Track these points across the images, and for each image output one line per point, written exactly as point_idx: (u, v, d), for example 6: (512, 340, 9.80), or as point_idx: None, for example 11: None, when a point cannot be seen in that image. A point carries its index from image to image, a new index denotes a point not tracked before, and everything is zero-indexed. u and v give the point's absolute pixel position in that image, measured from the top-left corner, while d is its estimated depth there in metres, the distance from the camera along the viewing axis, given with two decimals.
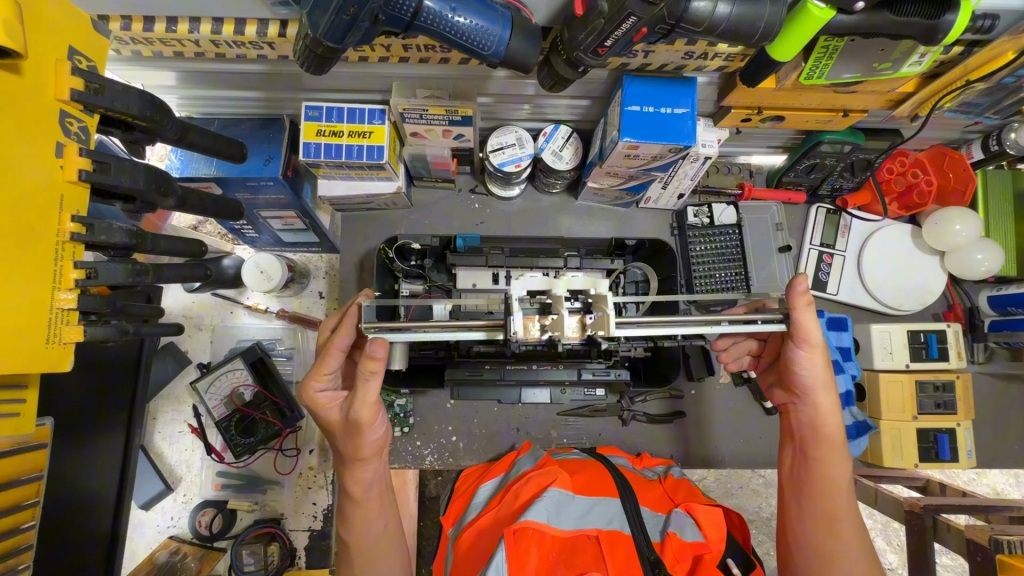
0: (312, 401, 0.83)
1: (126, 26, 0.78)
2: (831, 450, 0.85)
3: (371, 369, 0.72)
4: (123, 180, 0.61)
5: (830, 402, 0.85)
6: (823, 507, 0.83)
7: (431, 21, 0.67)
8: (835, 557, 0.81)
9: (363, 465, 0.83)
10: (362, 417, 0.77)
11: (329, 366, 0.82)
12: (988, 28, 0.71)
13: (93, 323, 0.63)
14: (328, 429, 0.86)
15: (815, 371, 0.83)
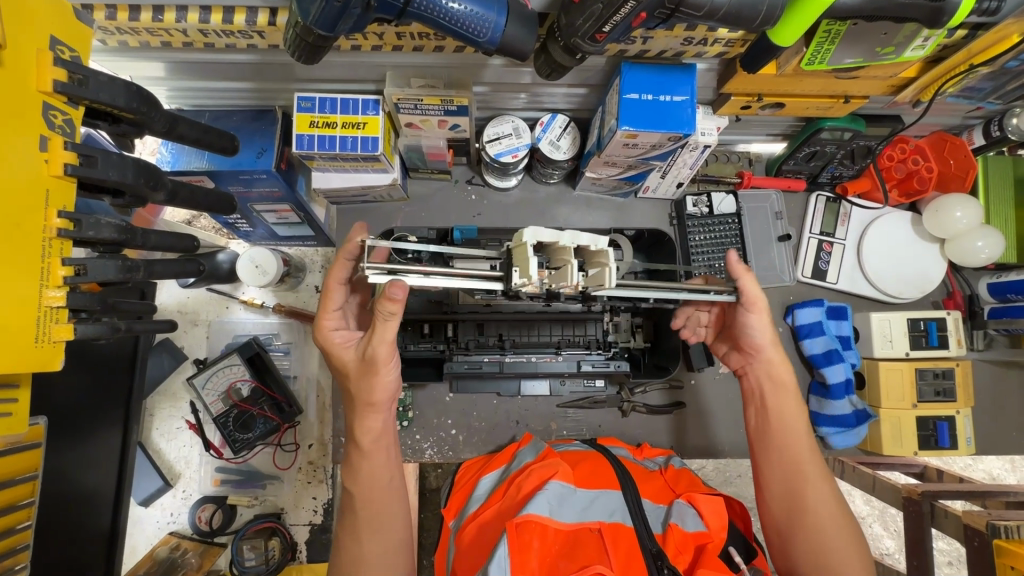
0: (327, 341, 0.87)
1: (111, 15, 0.76)
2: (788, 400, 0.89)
3: (386, 311, 0.72)
4: (110, 173, 0.59)
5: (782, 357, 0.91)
6: (791, 458, 0.85)
7: (425, 8, 0.66)
8: (807, 508, 0.81)
9: (374, 413, 0.83)
10: (382, 358, 0.78)
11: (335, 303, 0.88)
12: (995, 10, 0.69)
13: (84, 322, 0.61)
14: (342, 373, 0.86)
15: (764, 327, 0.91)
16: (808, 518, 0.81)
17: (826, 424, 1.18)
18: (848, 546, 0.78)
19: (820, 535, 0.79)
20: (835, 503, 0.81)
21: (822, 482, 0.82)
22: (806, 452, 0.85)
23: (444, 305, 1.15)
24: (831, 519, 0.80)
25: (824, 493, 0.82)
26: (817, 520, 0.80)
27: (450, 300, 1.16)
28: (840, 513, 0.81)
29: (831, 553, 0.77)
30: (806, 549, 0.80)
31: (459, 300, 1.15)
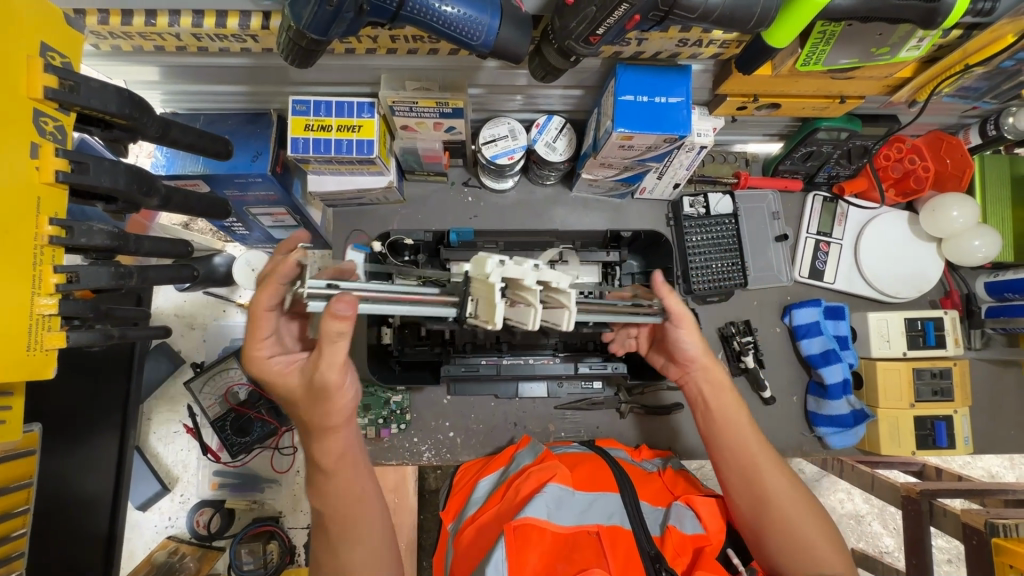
0: (264, 370, 0.76)
1: (104, 20, 0.75)
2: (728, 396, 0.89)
3: (332, 331, 0.61)
4: (102, 179, 0.58)
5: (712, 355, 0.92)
6: (745, 453, 0.84)
7: (418, 12, 0.65)
8: (769, 500, 0.80)
9: (333, 435, 0.74)
10: (335, 379, 0.69)
11: (264, 331, 0.74)
12: (989, 11, 0.69)
13: (76, 329, 0.61)
14: (288, 400, 0.75)
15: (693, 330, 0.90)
16: (773, 510, 0.79)
17: (823, 423, 1.18)
18: (817, 527, 0.78)
19: (791, 525, 0.78)
20: (795, 488, 0.81)
21: (777, 470, 0.82)
22: (756, 443, 0.85)
23: None
24: (794, 505, 0.79)
25: (781, 480, 0.81)
26: (782, 510, 0.79)
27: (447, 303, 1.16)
28: (801, 496, 0.81)
29: (807, 541, 0.76)
30: (781, 544, 0.78)
31: None
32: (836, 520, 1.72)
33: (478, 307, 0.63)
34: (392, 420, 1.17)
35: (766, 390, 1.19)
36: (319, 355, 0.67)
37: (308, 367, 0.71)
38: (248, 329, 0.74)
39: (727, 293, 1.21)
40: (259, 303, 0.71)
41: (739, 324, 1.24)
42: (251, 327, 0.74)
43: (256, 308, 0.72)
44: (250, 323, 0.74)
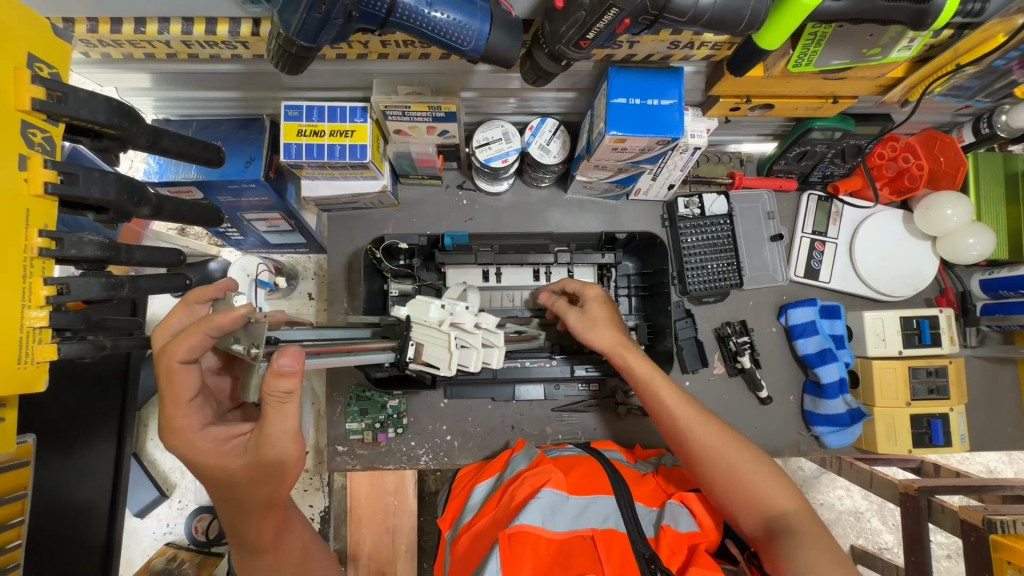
0: (192, 446, 0.69)
1: (93, 28, 0.75)
2: (636, 365, 0.90)
3: (274, 393, 0.60)
4: (92, 190, 0.58)
5: (610, 327, 0.93)
6: (671, 417, 0.87)
7: (407, 17, 0.65)
8: (705, 456, 0.83)
9: (272, 513, 0.72)
10: (284, 456, 0.66)
11: (185, 392, 0.69)
12: (979, 11, 0.69)
13: (68, 340, 0.61)
14: (216, 481, 0.68)
15: (578, 317, 0.95)
16: (711, 465, 0.82)
17: (819, 423, 1.18)
18: (755, 467, 0.81)
19: (730, 475, 0.81)
20: (724, 436, 0.84)
21: (705, 424, 0.85)
22: (676, 404, 0.87)
23: None
24: (728, 452, 0.82)
25: (711, 433, 0.84)
26: (717, 462, 0.82)
27: None
28: (732, 441, 0.83)
29: (749, 485, 0.79)
30: (729, 492, 0.81)
31: None
32: (835, 516, 1.72)
33: (425, 355, 0.73)
34: (389, 425, 1.17)
35: (763, 390, 1.20)
36: (263, 427, 0.64)
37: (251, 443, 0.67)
38: (164, 387, 0.69)
39: (723, 293, 1.21)
40: (173, 354, 0.67)
41: (735, 324, 1.23)
42: (168, 387, 0.69)
43: (168, 360, 0.67)
44: (167, 383, 0.68)
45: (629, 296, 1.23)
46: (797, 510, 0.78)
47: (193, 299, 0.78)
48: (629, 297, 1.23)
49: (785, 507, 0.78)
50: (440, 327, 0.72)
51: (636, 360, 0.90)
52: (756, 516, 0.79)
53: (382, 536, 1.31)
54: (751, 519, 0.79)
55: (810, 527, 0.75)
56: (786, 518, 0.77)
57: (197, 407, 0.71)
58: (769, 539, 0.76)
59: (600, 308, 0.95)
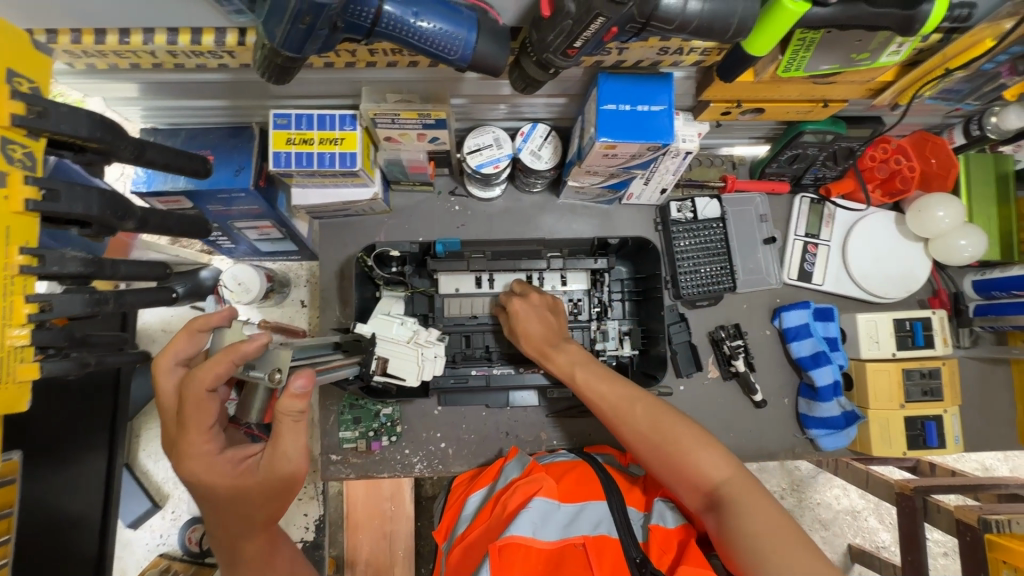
0: (207, 470, 0.69)
1: (76, 39, 0.74)
2: (558, 367, 0.97)
3: (288, 412, 0.66)
4: (75, 206, 0.58)
5: (534, 334, 1.02)
6: (601, 409, 0.89)
7: (393, 27, 0.65)
8: (634, 440, 0.84)
9: (268, 531, 0.74)
10: (295, 469, 0.70)
11: (208, 419, 0.69)
12: (966, 17, 0.69)
13: (51, 358, 0.60)
14: (222, 500, 0.69)
15: (509, 330, 1.07)
16: (641, 449, 0.83)
17: (815, 425, 1.18)
18: (682, 441, 0.79)
19: (661, 456, 0.80)
20: (652, 417, 0.83)
21: (628, 409, 0.86)
22: (604, 395, 0.90)
23: (429, 319, 1.14)
24: (648, 429, 0.82)
25: (635, 415, 0.85)
26: (642, 443, 0.83)
27: (433, 314, 1.14)
28: (659, 420, 0.82)
29: (679, 462, 0.78)
30: (664, 471, 0.80)
31: (443, 313, 1.14)
32: (832, 516, 1.72)
33: (390, 367, 0.93)
34: (383, 433, 1.17)
35: (757, 393, 1.20)
36: (278, 443, 0.69)
37: (261, 462, 0.70)
38: (185, 415, 0.68)
39: (717, 296, 1.22)
40: (197, 384, 0.66)
41: (729, 328, 1.23)
42: (193, 415, 0.68)
43: (193, 389, 0.67)
44: (191, 410, 0.68)
45: (622, 300, 1.23)
46: (729, 479, 0.74)
47: (196, 327, 0.76)
48: (623, 302, 1.23)
49: (718, 478, 0.75)
50: (406, 345, 0.94)
51: (559, 361, 0.98)
52: (695, 493, 0.77)
53: (380, 541, 1.32)
54: (693, 497, 0.77)
55: (741, 495, 0.72)
56: (719, 490, 0.74)
57: (215, 432, 0.71)
58: (710, 514, 0.74)
59: (526, 315, 1.03)
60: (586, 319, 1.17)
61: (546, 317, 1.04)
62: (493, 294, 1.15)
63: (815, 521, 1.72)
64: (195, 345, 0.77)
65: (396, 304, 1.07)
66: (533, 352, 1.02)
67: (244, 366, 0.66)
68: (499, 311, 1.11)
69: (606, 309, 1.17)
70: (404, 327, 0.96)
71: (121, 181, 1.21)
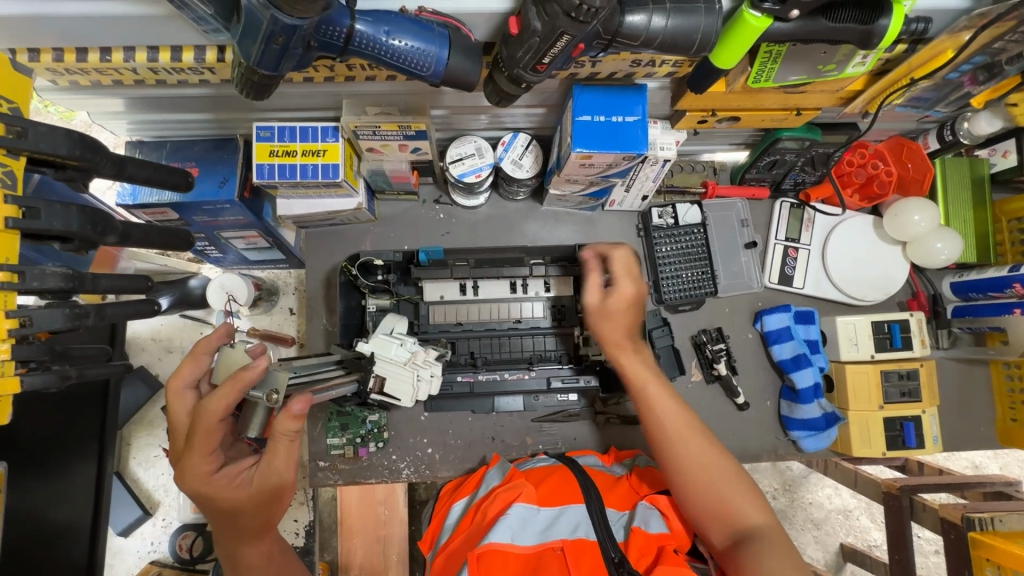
0: (205, 485, 0.70)
1: (58, 58, 0.75)
2: (629, 367, 0.93)
3: (285, 431, 0.68)
4: (54, 223, 0.59)
5: (619, 325, 0.96)
6: (656, 422, 0.88)
7: (366, 45, 0.67)
8: (689, 465, 0.84)
9: (265, 539, 0.75)
10: (284, 481, 0.72)
11: (213, 442, 0.70)
12: (923, 30, 0.71)
13: (32, 372, 0.62)
14: (221, 511, 0.71)
15: (597, 301, 0.98)
16: (692, 474, 0.83)
17: (796, 427, 1.20)
18: (731, 482, 0.82)
19: (710, 490, 0.82)
20: (708, 451, 0.85)
21: (689, 434, 0.87)
22: (665, 413, 0.88)
23: (415, 326, 1.17)
24: (705, 459, 0.84)
25: (694, 442, 0.86)
26: (695, 467, 0.84)
27: (419, 321, 1.17)
28: (715, 457, 0.84)
29: (723, 499, 0.81)
30: (703, 500, 0.82)
31: (429, 320, 1.16)
32: (823, 516, 1.74)
33: (386, 386, 0.94)
34: (370, 439, 1.18)
35: (739, 395, 1.21)
36: (271, 459, 0.71)
37: (253, 475, 0.72)
38: (192, 437, 0.69)
39: (698, 301, 1.24)
40: (208, 412, 0.67)
41: (711, 332, 1.25)
42: (199, 439, 0.69)
43: (205, 420, 0.68)
44: (199, 436, 0.69)
45: None
46: (766, 525, 0.79)
47: (202, 350, 0.76)
48: None
49: (754, 522, 0.79)
50: (402, 367, 0.95)
51: (630, 364, 0.93)
52: (728, 531, 0.80)
53: (373, 546, 1.32)
54: (722, 533, 0.80)
55: (783, 546, 0.76)
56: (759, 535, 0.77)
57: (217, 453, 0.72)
58: (736, 550, 0.77)
59: (621, 302, 0.96)
60: (569, 325, 1.19)
61: (637, 314, 0.98)
62: (477, 300, 1.16)
63: (807, 521, 1.73)
64: (203, 368, 0.76)
65: (399, 322, 1.04)
66: (606, 342, 0.96)
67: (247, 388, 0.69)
68: (592, 259, 1.03)
69: None
70: (403, 348, 0.96)
71: (109, 194, 1.31)
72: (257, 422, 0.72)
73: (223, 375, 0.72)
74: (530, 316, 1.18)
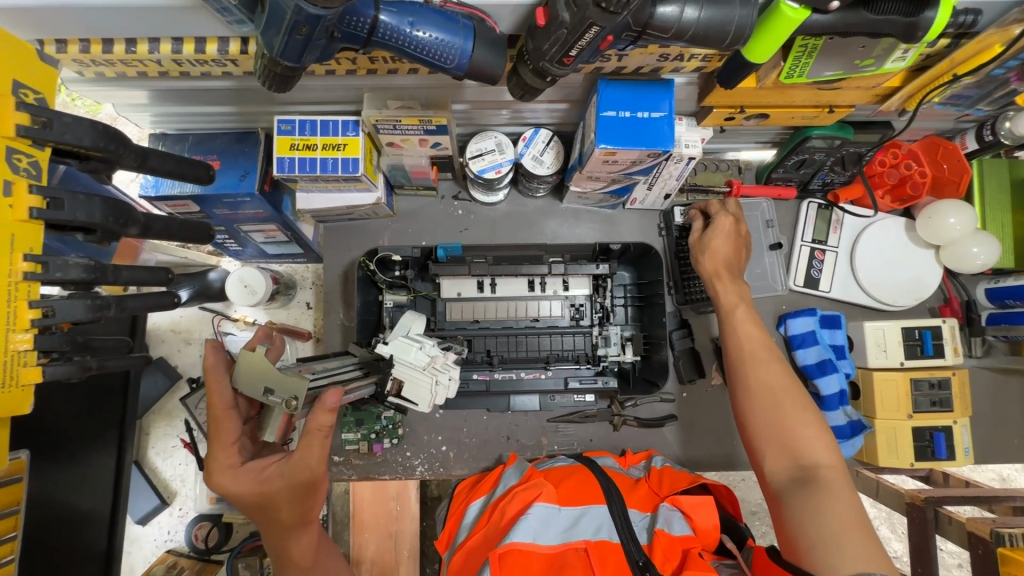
0: (234, 480, 0.72)
1: (85, 49, 0.76)
2: (724, 293, 1.00)
3: (320, 427, 0.70)
4: (77, 213, 0.59)
5: (716, 256, 1.04)
6: (736, 346, 0.94)
7: (389, 37, 0.66)
8: (767, 389, 0.87)
9: (305, 529, 0.77)
10: (314, 476, 0.72)
11: (230, 434, 0.73)
12: (972, 23, 0.69)
13: (55, 362, 0.62)
14: (258, 504, 0.72)
15: (698, 238, 1.10)
16: (767, 396, 0.86)
17: None
18: (801, 418, 0.82)
19: (774, 416, 0.84)
20: (783, 382, 0.87)
21: (773, 365, 0.90)
22: (748, 340, 0.94)
23: (431, 322, 1.16)
24: (783, 389, 0.86)
25: (774, 371, 0.89)
26: (768, 392, 0.86)
27: (435, 317, 1.17)
28: (788, 390, 0.86)
29: (789, 428, 0.82)
30: (770, 426, 0.84)
31: (446, 317, 1.15)
32: None
33: (405, 390, 0.92)
34: (385, 435, 1.17)
35: None
36: (300, 453, 0.71)
37: (281, 468, 0.72)
38: (213, 430, 0.73)
39: None
40: (218, 405, 0.72)
41: None
42: (216, 432, 0.73)
43: (216, 412, 0.72)
44: (213, 432, 0.73)
45: (624, 306, 1.24)
46: (832, 466, 0.77)
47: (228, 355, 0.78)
48: (626, 307, 1.24)
49: (821, 460, 0.78)
50: (421, 371, 0.92)
51: (723, 292, 1.00)
52: (786, 460, 0.80)
53: (385, 541, 1.32)
54: (780, 463, 0.81)
55: (840, 484, 0.74)
56: (816, 469, 0.77)
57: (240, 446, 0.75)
58: (794, 480, 0.77)
59: (721, 237, 1.06)
60: (587, 325, 1.17)
61: (735, 248, 1.05)
62: (494, 298, 1.15)
63: None
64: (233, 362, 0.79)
65: (416, 323, 1.02)
66: (705, 273, 1.05)
67: (268, 393, 0.68)
68: (696, 214, 1.14)
69: (608, 314, 1.18)
70: (422, 352, 0.94)
71: (132, 186, 1.32)
72: (273, 425, 0.69)
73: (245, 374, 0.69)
74: (548, 314, 1.16)
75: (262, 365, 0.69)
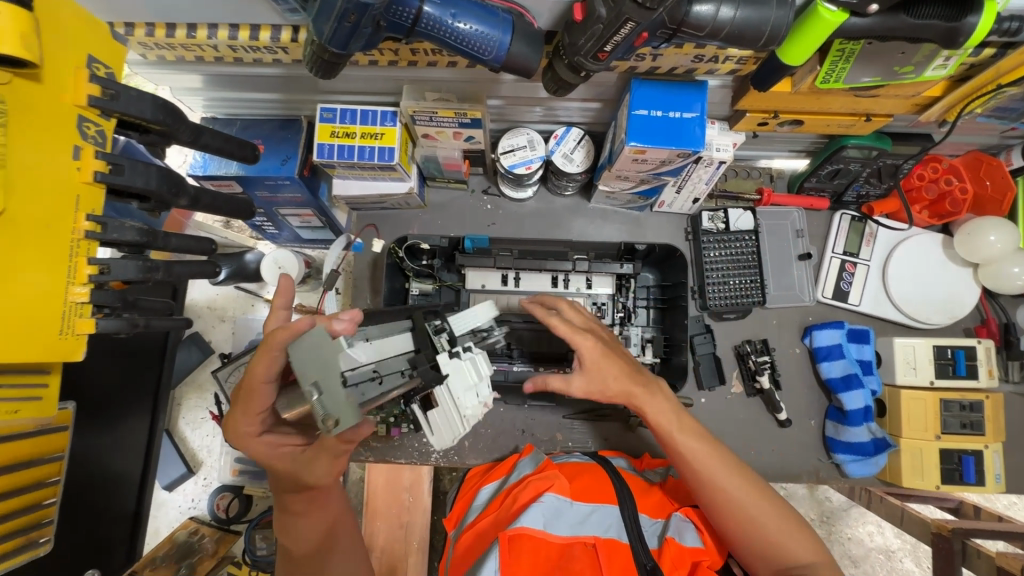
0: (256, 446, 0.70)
1: (150, 32, 0.81)
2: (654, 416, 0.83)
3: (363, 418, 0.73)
4: (136, 180, 0.63)
5: (614, 381, 0.82)
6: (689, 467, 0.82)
7: (432, 27, 0.69)
8: (740, 506, 0.79)
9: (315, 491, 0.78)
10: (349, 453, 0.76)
11: (258, 405, 0.67)
12: (1016, 30, 0.67)
13: (108, 317, 0.66)
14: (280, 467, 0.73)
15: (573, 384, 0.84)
16: (741, 513, 0.79)
17: (841, 450, 1.14)
18: (778, 522, 0.79)
19: (755, 534, 0.79)
20: (748, 491, 0.80)
21: (733, 475, 0.81)
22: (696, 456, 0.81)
23: None
24: (753, 500, 0.80)
25: (736, 481, 0.80)
26: (739, 509, 0.79)
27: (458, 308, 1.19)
28: (755, 494, 0.80)
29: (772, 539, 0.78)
30: (753, 540, 0.79)
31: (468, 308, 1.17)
32: (863, 554, 1.63)
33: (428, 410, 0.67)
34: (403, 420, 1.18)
35: (782, 412, 1.16)
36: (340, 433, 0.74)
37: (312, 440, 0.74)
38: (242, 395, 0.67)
39: (745, 311, 1.20)
40: (255, 375, 0.64)
41: (756, 342, 1.21)
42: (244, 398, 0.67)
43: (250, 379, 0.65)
44: (241, 395, 0.67)
45: (647, 307, 1.25)
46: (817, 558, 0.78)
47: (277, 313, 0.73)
48: (647, 309, 1.25)
49: (808, 558, 0.78)
50: (461, 417, 0.65)
51: (653, 410, 0.83)
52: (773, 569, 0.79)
53: (396, 530, 1.34)
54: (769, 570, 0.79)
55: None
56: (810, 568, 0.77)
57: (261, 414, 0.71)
58: None
59: (600, 362, 0.82)
60: (608, 323, 1.17)
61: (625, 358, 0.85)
62: (517, 292, 1.16)
63: (845, 557, 1.63)
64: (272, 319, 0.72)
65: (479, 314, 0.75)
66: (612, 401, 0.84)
67: (314, 390, 0.56)
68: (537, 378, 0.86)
69: (629, 315, 1.19)
70: (478, 394, 0.66)
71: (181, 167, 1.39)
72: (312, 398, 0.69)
73: (307, 369, 0.57)
74: None
75: (331, 357, 0.57)
